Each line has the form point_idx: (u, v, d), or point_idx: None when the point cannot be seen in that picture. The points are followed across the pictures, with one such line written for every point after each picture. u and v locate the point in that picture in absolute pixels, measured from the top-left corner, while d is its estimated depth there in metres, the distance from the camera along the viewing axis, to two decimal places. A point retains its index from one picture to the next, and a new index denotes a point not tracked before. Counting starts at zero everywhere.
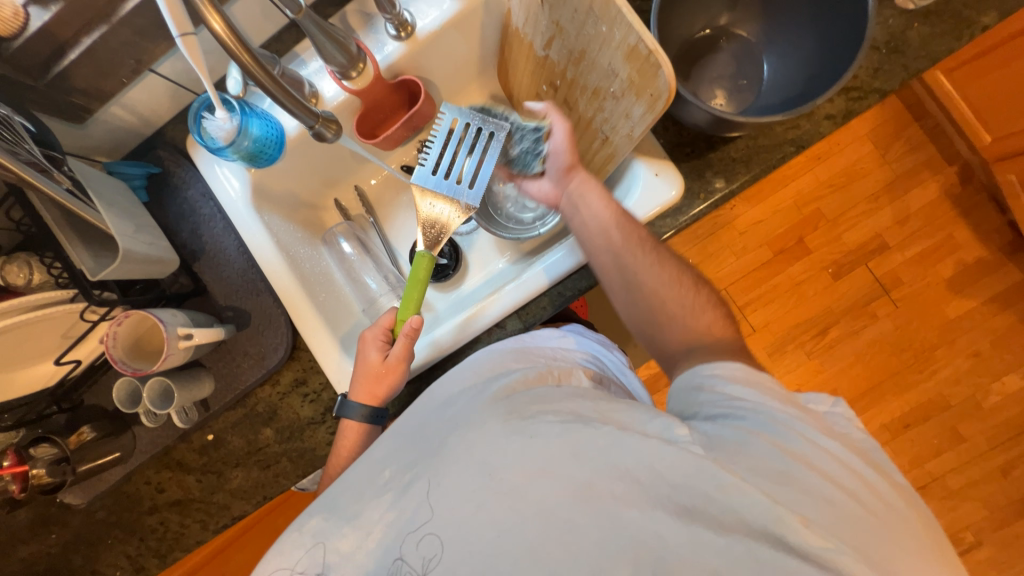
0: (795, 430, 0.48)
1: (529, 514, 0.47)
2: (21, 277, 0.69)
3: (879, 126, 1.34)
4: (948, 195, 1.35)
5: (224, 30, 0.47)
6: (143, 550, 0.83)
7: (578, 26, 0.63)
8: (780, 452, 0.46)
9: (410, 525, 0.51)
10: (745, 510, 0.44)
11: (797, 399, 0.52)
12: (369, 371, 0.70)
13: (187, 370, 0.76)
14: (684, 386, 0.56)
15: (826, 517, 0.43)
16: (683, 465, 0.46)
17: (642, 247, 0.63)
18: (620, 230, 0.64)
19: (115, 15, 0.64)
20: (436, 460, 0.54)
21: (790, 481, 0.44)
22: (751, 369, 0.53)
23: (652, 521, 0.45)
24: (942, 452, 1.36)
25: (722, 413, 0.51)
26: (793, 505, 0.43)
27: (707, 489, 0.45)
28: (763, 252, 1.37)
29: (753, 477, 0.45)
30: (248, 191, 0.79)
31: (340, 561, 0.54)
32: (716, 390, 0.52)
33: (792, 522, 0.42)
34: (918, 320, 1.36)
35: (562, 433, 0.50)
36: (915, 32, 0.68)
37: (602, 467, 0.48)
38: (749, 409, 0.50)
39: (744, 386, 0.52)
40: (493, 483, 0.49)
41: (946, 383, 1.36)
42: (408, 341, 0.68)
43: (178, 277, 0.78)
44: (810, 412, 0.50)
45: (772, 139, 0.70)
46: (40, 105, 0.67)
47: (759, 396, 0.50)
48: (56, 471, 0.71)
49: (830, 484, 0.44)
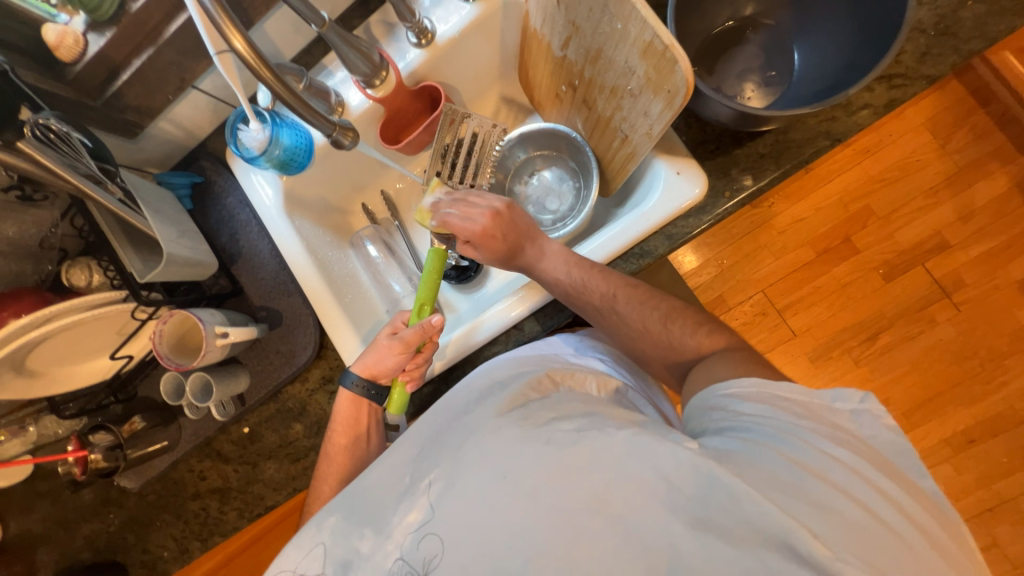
0: (804, 440, 0.46)
1: (540, 517, 0.47)
2: (84, 279, 0.77)
3: (938, 114, 1.23)
4: (1021, 188, 1.22)
5: (245, 47, 0.49)
6: (187, 533, 0.89)
7: (593, 24, 0.62)
8: (787, 462, 0.44)
9: (418, 522, 0.52)
10: (755, 518, 0.42)
11: (821, 409, 0.49)
12: (374, 350, 0.72)
13: (225, 366, 0.81)
14: (699, 406, 0.55)
15: (836, 530, 0.40)
16: (695, 475, 0.45)
17: (624, 295, 0.66)
18: (599, 281, 0.67)
19: (161, 38, 0.69)
20: (454, 462, 0.54)
21: (799, 492, 0.43)
22: (767, 385, 0.51)
23: (666, 530, 0.44)
24: (1015, 472, 1.23)
25: (731, 426, 0.50)
26: (803, 517, 0.41)
27: (720, 497, 0.43)
28: (805, 252, 1.29)
29: (762, 487, 0.43)
30: (280, 197, 0.83)
31: (357, 560, 0.55)
32: (729, 407, 0.52)
33: (801, 534, 0.40)
34: (984, 326, 1.24)
35: (578, 440, 0.50)
36: (969, 11, 0.62)
37: (617, 474, 0.47)
38: (754, 422, 0.49)
39: (755, 401, 0.51)
40: (508, 485, 0.49)
41: (1020, 396, 1.23)
42: (420, 332, 0.70)
43: (218, 279, 0.83)
44: (828, 420, 0.48)
45: (804, 133, 0.66)
46: (98, 122, 0.74)
47: (771, 410, 0.49)
48: (111, 456, 0.79)
49: (843, 495, 0.42)
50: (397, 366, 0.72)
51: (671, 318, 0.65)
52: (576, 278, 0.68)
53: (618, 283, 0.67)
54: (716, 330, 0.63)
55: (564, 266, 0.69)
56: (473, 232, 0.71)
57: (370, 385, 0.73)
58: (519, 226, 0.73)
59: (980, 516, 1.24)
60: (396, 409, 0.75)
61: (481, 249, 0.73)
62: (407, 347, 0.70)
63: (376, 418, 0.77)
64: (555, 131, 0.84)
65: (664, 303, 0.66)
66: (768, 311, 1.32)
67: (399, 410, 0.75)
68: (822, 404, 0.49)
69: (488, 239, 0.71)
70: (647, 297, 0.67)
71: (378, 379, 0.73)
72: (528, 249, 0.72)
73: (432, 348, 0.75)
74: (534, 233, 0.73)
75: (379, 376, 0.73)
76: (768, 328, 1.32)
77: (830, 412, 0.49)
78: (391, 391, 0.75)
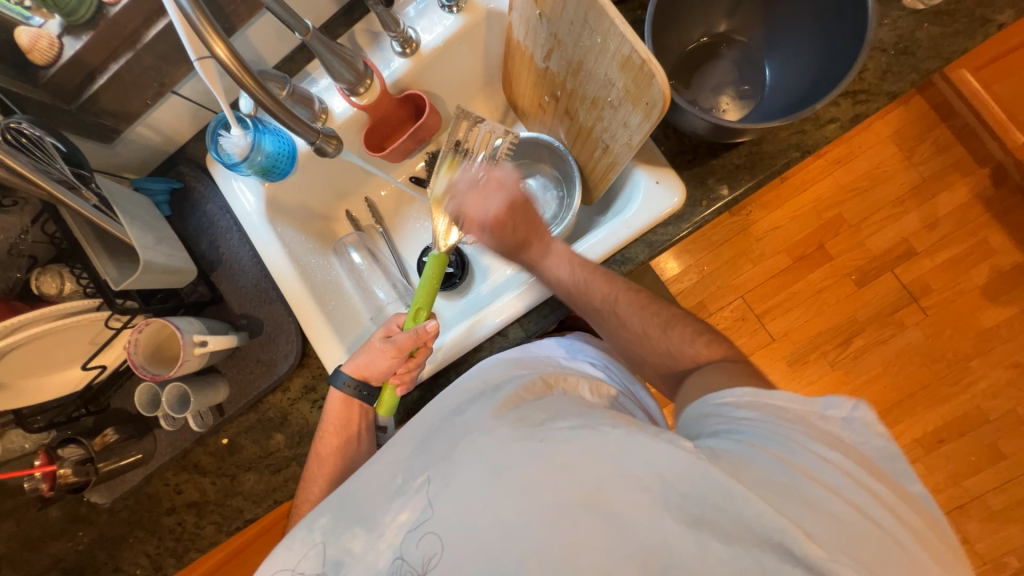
0: (795, 441, 0.47)
1: (537, 515, 0.47)
2: (54, 287, 0.74)
3: (902, 128, 1.30)
4: (980, 198, 1.29)
5: (227, 54, 0.49)
6: (162, 550, 0.87)
7: (574, 38, 0.63)
8: (782, 464, 0.46)
9: (413, 522, 0.52)
10: (750, 518, 0.42)
11: (812, 416, 0.50)
12: (368, 352, 0.72)
13: (202, 376, 0.79)
14: (693, 414, 0.57)
15: (829, 529, 0.41)
16: (691, 474, 0.45)
17: (625, 300, 0.67)
18: (602, 284, 0.67)
19: (140, 42, 0.69)
20: (447, 461, 0.54)
21: (795, 493, 0.44)
22: (760, 393, 0.53)
23: (660, 528, 0.44)
24: (981, 469, 1.28)
25: (726, 430, 0.51)
26: (797, 517, 0.42)
27: (715, 499, 0.44)
28: (781, 259, 1.33)
29: (756, 487, 0.44)
30: (262, 204, 0.83)
31: (351, 560, 0.54)
32: (723, 412, 0.53)
33: (797, 534, 0.41)
34: (950, 329, 1.30)
35: (571, 438, 0.50)
36: (925, 33, 0.66)
37: (610, 470, 0.48)
38: (751, 425, 0.50)
39: (753, 406, 0.52)
40: (502, 483, 0.49)
41: (984, 396, 1.29)
42: (415, 338, 0.69)
43: (197, 287, 0.82)
44: (819, 424, 0.49)
45: (776, 144, 0.68)
46: (73, 127, 0.72)
47: (766, 414, 0.51)
48: (82, 471, 0.76)
49: (836, 496, 0.44)
50: (389, 369, 0.72)
51: (671, 324, 0.66)
52: (579, 280, 0.68)
53: (620, 287, 0.68)
54: (714, 341, 0.64)
55: (567, 267, 0.69)
56: (487, 218, 0.70)
57: (361, 385, 0.73)
58: (530, 218, 0.71)
59: (950, 513, 1.28)
60: (386, 410, 0.75)
61: (492, 234, 0.71)
62: (400, 351, 0.70)
63: (367, 420, 0.76)
64: (539, 140, 0.86)
65: (665, 310, 0.67)
66: (747, 316, 1.36)
67: (388, 412, 0.75)
68: (816, 411, 0.51)
69: (498, 227, 0.70)
70: (647, 302, 0.68)
71: (369, 381, 0.73)
72: (535, 245, 0.71)
73: (424, 353, 0.74)
74: (542, 229, 0.71)
75: (370, 377, 0.72)
76: (747, 332, 1.36)
77: (820, 417, 0.50)
78: (381, 393, 0.74)
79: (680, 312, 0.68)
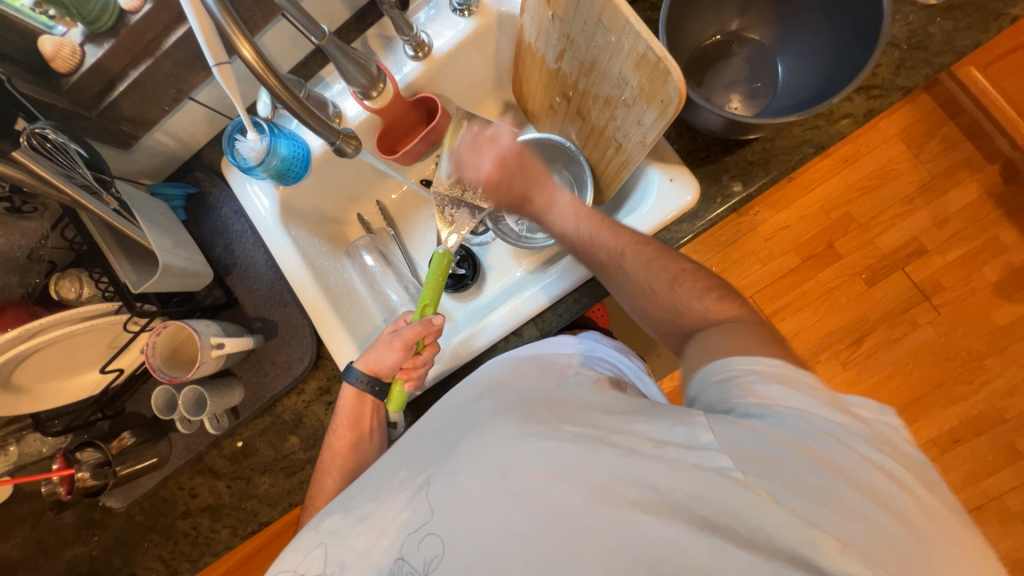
0: (834, 439, 0.44)
1: (543, 513, 0.46)
2: (73, 291, 0.75)
3: (910, 125, 1.29)
4: (990, 195, 1.28)
5: (253, 56, 0.50)
6: (177, 554, 0.86)
7: (588, 38, 0.64)
8: (816, 464, 0.42)
9: (413, 524, 0.51)
10: (770, 525, 0.40)
11: (832, 398, 0.47)
12: (377, 343, 0.73)
13: (219, 379, 0.80)
14: (713, 387, 0.51)
15: (860, 537, 0.39)
16: (710, 478, 0.43)
17: (632, 251, 0.63)
18: (607, 233, 0.66)
19: (159, 50, 0.70)
20: (451, 457, 0.53)
21: (827, 497, 0.40)
22: (789, 367, 0.49)
23: (666, 529, 0.42)
24: (999, 470, 1.26)
25: (754, 413, 0.46)
26: (831, 526, 0.39)
27: (730, 505, 0.42)
28: (790, 258, 1.32)
29: (786, 490, 0.41)
30: (277, 208, 0.83)
31: (353, 559, 0.54)
32: (747, 397, 0.48)
33: (825, 545, 0.39)
34: (964, 326, 1.29)
35: (575, 435, 0.48)
36: (938, 27, 0.66)
37: (614, 466, 0.46)
38: (786, 415, 0.46)
39: (782, 386, 0.47)
40: (507, 483, 0.48)
41: (1000, 395, 1.27)
42: (422, 330, 0.71)
43: (212, 290, 0.83)
44: (840, 410, 0.46)
45: (789, 141, 0.69)
46: (93, 133, 0.74)
47: (800, 401, 0.46)
48: (99, 474, 0.76)
49: (875, 502, 0.40)
50: (396, 363, 0.72)
51: (680, 280, 0.62)
52: (585, 232, 0.68)
53: (627, 240, 0.64)
54: (725, 298, 0.60)
55: (572, 218, 0.69)
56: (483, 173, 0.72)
57: (373, 381, 0.73)
58: (526, 171, 0.71)
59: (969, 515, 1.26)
60: (396, 407, 0.75)
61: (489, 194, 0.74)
62: (407, 344, 0.70)
63: (379, 417, 0.75)
64: (550, 141, 0.86)
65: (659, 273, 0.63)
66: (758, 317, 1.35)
67: (398, 408, 0.75)
68: (842, 398, 0.48)
69: (494, 186, 0.72)
70: (656, 257, 0.63)
71: (381, 376, 0.73)
72: (537, 197, 0.72)
73: (432, 349, 0.74)
74: (543, 181, 0.72)
75: (381, 372, 0.72)
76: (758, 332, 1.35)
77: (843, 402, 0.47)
78: (391, 389, 0.74)
79: (688, 267, 0.63)
